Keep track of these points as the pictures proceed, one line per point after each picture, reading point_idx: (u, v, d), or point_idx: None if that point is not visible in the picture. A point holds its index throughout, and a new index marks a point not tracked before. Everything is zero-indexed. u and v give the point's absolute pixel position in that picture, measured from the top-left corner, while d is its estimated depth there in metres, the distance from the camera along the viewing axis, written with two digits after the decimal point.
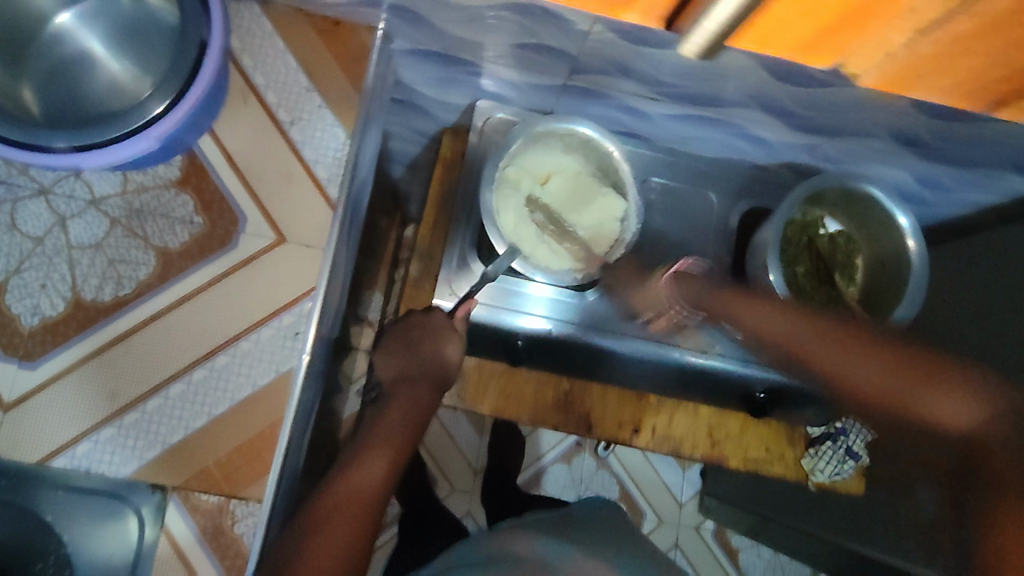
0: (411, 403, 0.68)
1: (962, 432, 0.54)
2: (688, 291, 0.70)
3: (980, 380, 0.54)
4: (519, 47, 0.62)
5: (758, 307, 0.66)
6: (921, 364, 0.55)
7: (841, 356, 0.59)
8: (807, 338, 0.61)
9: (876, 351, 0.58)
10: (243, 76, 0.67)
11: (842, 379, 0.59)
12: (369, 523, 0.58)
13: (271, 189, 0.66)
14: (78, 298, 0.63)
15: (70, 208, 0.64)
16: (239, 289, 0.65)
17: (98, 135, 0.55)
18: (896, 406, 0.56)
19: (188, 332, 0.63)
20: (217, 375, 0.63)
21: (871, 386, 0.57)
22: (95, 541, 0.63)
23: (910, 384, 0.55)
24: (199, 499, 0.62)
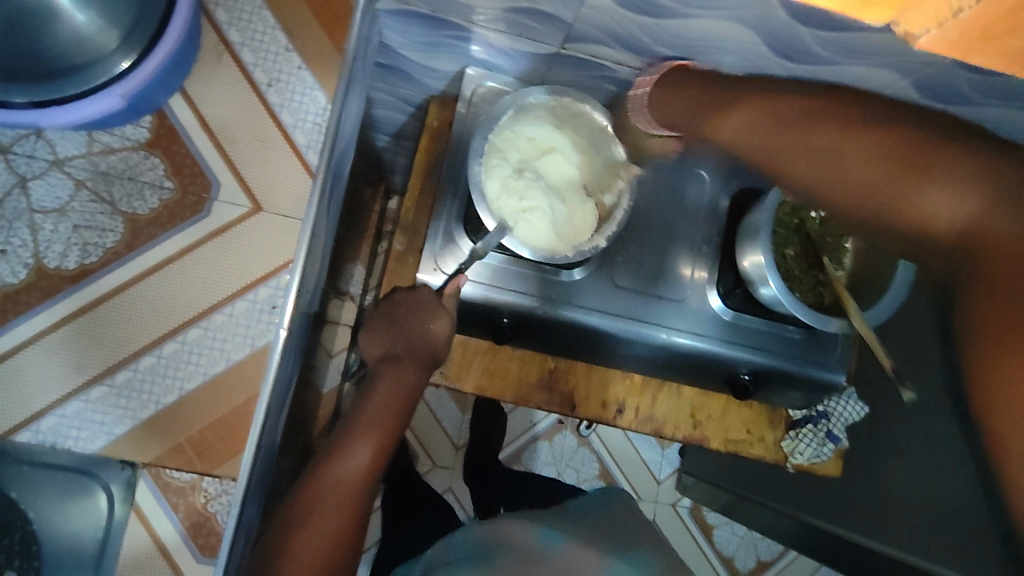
0: (396, 384, 0.66)
1: (961, 234, 0.46)
2: (659, 93, 0.64)
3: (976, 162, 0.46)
4: (511, 11, 0.59)
5: (733, 116, 0.57)
6: (901, 132, 0.49)
7: (754, 136, 0.56)
8: (710, 108, 0.58)
9: (854, 136, 0.50)
10: (234, 52, 0.77)
11: (730, 134, 0.57)
12: (355, 511, 0.61)
13: (248, 156, 0.77)
14: (41, 265, 0.74)
15: (32, 168, 0.75)
16: (217, 253, 0.77)
17: (58, 86, 0.59)
18: (782, 167, 0.55)
19: (170, 297, 0.76)
20: (195, 343, 0.76)
21: (761, 138, 0.55)
22: (61, 516, 0.75)
23: (873, 136, 0.50)
24: (172, 477, 0.77)
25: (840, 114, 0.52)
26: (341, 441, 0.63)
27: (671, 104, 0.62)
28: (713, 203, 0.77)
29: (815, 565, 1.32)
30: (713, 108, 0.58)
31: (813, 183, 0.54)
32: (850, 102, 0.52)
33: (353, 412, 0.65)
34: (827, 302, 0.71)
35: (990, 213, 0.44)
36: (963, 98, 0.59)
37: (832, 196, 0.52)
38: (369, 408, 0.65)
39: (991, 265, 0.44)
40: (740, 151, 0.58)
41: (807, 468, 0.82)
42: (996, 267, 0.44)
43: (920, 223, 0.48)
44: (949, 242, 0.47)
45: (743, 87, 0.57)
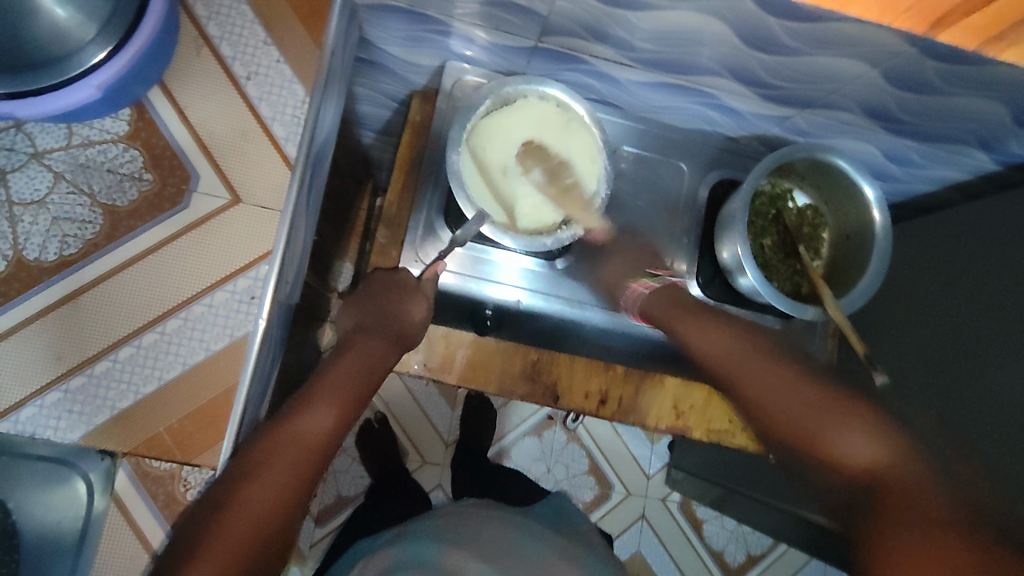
0: (363, 354, 0.63)
1: (863, 471, 0.52)
2: (658, 305, 0.72)
3: (876, 413, 0.55)
4: (487, 5, 0.60)
5: (713, 331, 0.67)
6: (844, 408, 0.55)
7: (728, 354, 0.65)
8: (696, 324, 0.67)
9: (802, 391, 0.58)
10: (195, 24, 0.60)
11: (699, 344, 0.67)
12: (309, 473, 0.53)
13: (221, 141, 0.59)
14: (20, 258, 0.56)
15: (10, 161, 0.57)
16: (160, 260, 0.57)
17: (31, 77, 0.51)
18: (742, 380, 0.62)
19: (85, 318, 0.56)
20: (115, 368, 0.56)
21: (723, 354, 0.65)
22: (45, 506, 0.57)
23: (826, 411, 0.56)
24: (151, 466, 0.57)
25: (773, 368, 0.61)
26: (302, 402, 0.57)
27: (677, 296, 0.71)
28: (691, 192, 0.80)
29: (803, 559, 1.32)
30: (724, 361, 0.64)
31: (806, 443, 0.56)
32: (780, 356, 0.63)
33: (316, 378, 0.60)
34: (804, 291, 0.72)
35: (903, 455, 0.50)
36: (932, 87, 0.60)
37: (768, 424, 0.60)
38: (331, 374, 0.60)
39: (888, 505, 0.48)
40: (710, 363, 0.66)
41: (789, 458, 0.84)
42: (901, 509, 0.47)
43: (828, 459, 0.54)
44: (853, 469, 0.52)
45: (708, 311, 0.69)
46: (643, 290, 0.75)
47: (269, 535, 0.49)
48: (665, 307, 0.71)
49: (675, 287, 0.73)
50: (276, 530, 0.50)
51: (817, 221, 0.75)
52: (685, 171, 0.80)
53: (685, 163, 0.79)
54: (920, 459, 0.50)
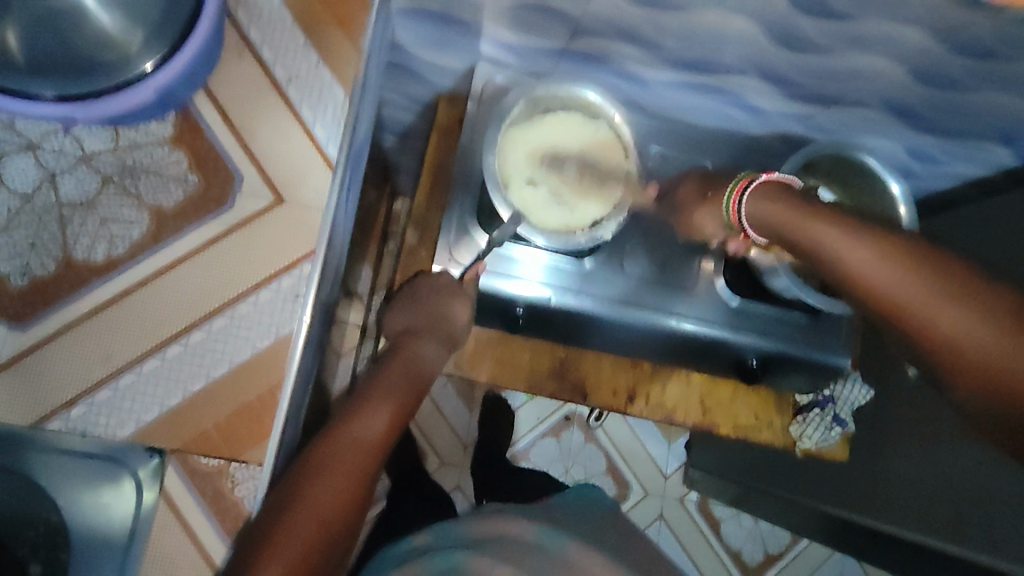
0: (412, 358, 0.70)
1: (965, 352, 0.47)
2: (772, 204, 0.58)
3: (993, 288, 0.48)
4: (521, 7, 0.61)
5: (834, 226, 0.52)
6: (964, 286, 0.48)
7: (812, 233, 0.53)
8: (784, 216, 0.56)
9: (902, 251, 0.50)
10: (239, 31, 0.62)
11: (818, 243, 0.53)
12: (366, 474, 0.58)
13: (269, 151, 0.62)
14: (69, 259, 0.60)
15: (60, 163, 0.60)
16: (219, 265, 0.61)
17: (90, 82, 0.55)
18: (802, 248, 0.54)
19: (150, 317, 0.60)
20: (181, 359, 0.60)
21: (805, 220, 0.54)
22: (87, 506, 0.61)
23: (943, 291, 0.48)
24: (199, 463, 0.61)
25: (878, 234, 0.52)
26: (356, 408, 0.62)
27: (786, 198, 0.57)
28: None
29: (821, 558, 1.33)
30: (800, 227, 0.54)
31: (915, 334, 0.50)
32: (838, 211, 0.53)
33: (370, 383, 0.66)
34: None
35: (1015, 334, 0.46)
36: (959, 83, 0.61)
37: (857, 288, 0.52)
38: (386, 381, 0.66)
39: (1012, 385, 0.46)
40: (823, 268, 0.54)
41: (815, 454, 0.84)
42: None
43: (926, 331, 0.49)
44: (959, 347, 0.48)
45: (827, 203, 0.55)
46: (741, 206, 0.60)
47: (330, 534, 0.54)
48: (784, 208, 0.56)
49: (789, 183, 0.59)
50: (336, 529, 0.54)
51: None
52: (710, 170, 0.80)
53: (709, 161, 0.80)
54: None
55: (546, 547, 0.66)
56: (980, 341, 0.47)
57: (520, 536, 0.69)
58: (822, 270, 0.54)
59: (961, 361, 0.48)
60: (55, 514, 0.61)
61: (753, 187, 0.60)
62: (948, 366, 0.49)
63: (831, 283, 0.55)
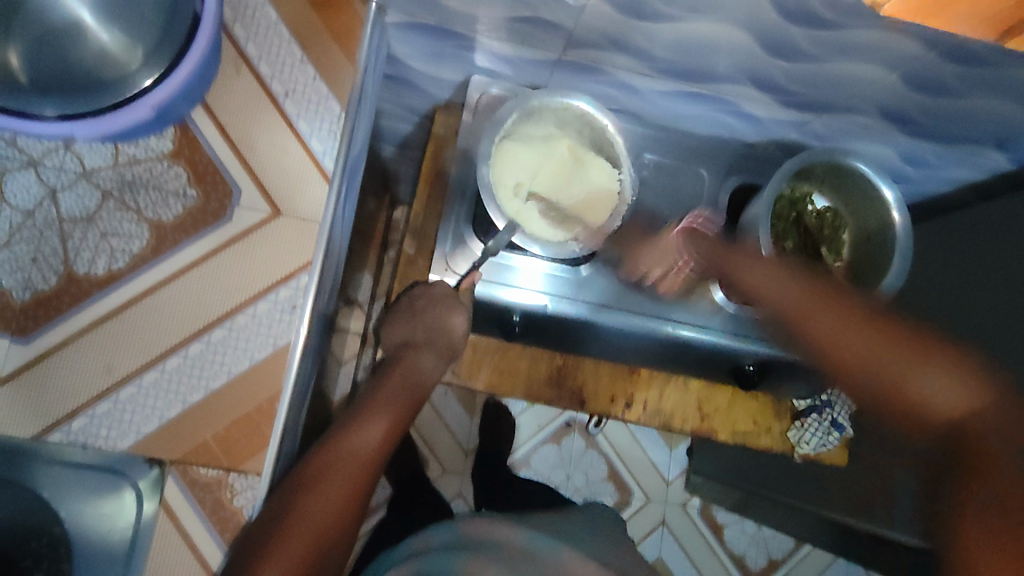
0: (408, 371, 0.71)
1: (953, 416, 0.51)
2: (698, 245, 0.71)
3: (965, 351, 0.53)
4: (514, 20, 0.62)
5: (790, 280, 0.61)
6: (920, 342, 0.54)
7: (767, 281, 0.62)
8: (758, 273, 0.62)
9: (874, 333, 0.55)
10: (236, 47, 0.62)
11: (748, 280, 0.63)
12: (361, 485, 0.58)
13: (265, 164, 0.61)
14: (70, 271, 0.58)
15: (60, 179, 0.58)
16: (212, 276, 0.59)
17: (92, 102, 0.53)
18: (807, 318, 0.59)
19: (145, 333, 0.58)
20: (170, 375, 0.58)
21: (796, 301, 0.60)
22: (92, 510, 0.59)
23: (909, 362, 0.53)
24: (198, 473, 0.59)
25: (890, 331, 0.55)
26: (354, 420, 0.63)
27: (698, 242, 0.71)
28: (712, 198, 0.80)
29: (825, 561, 1.32)
30: (752, 280, 0.62)
31: (879, 382, 0.55)
32: (841, 297, 0.59)
33: (367, 397, 0.67)
34: None
35: (987, 395, 0.50)
36: (949, 89, 0.61)
37: (843, 368, 0.57)
38: (382, 395, 0.67)
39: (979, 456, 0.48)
40: (759, 301, 0.63)
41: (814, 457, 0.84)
42: (987, 474, 0.47)
43: (917, 402, 0.53)
44: (943, 415, 0.52)
45: (775, 259, 0.64)
46: (682, 247, 0.72)
47: (325, 546, 0.54)
48: (707, 250, 0.70)
49: (700, 228, 0.72)
50: (330, 543, 0.54)
51: (838, 223, 0.76)
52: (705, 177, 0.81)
53: (704, 169, 0.81)
54: None
55: (543, 553, 0.67)
56: (969, 407, 0.51)
57: (518, 543, 0.69)
58: (754, 299, 0.63)
59: (949, 435, 0.51)
60: (58, 525, 0.59)
61: (683, 231, 0.72)
62: (952, 438, 0.51)
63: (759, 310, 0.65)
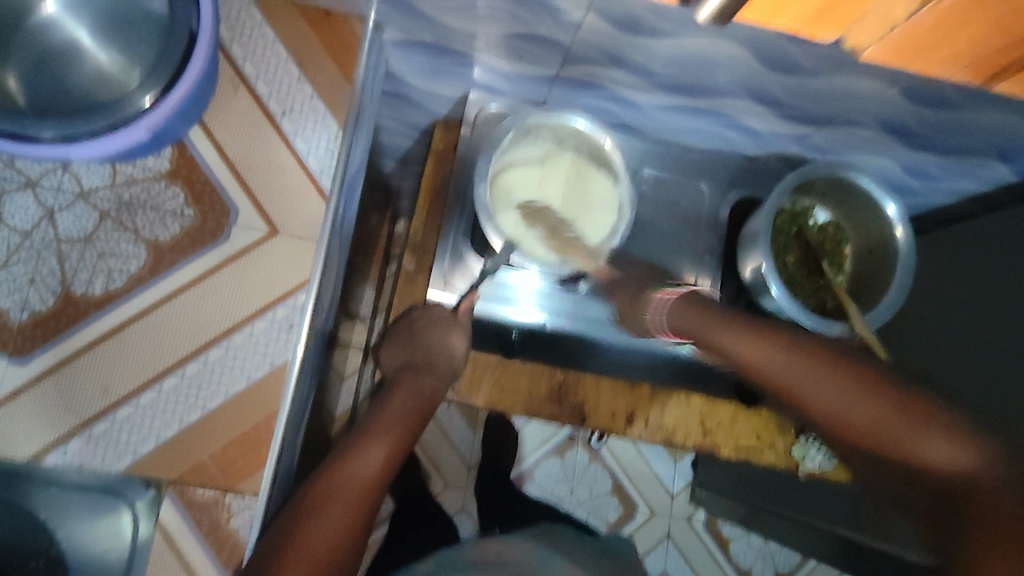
0: (413, 392, 0.71)
1: (946, 480, 0.50)
2: (690, 319, 0.67)
3: (963, 422, 0.50)
4: (511, 37, 0.62)
5: (779, 352, 0.58)
6: (892, 393, 0.52)
7: (789, 368, 0.57)
8: (742, 346, 0.61)
9: (848, 380, 0.54)
10: (233, 67, 0.62)
11: (735, 353, 0.61)
12: (361, 510, 0.59)
13: (263, 184, 0.62)
14: (68, 292, 0.58)
15: (58, 201, 0.59)
16: (208, 296, 0.59)
17: (87, 123, 0.52)
18: (794, 398, 0.57)
19: (141, 352, 0.58)
20: (166, 396, 0.58)
21: (786, 375, 0.57)
22: (89, 536, 0.59)
23: (894, 413, 0.52)
24: (196, 493, 0.59)
25: (890, 401, 0.52)
26: (355, 445, 0.63)
27: (708, 315, 0.65)
28: (712, 211, 0.80)
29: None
30: (756, 365, 0.59)
31: (891, 458, 0.52)
32: (844, 359, 0.55)
33: (370, 420, 0.67)
34: (829, 307, 0.72)
35: (988, 464, 0.48)
36: (951, 103, 0.61)
37: (811, 410, 0.56)
38: (385, 418, 0.67)
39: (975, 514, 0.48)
40: (744, 368, 0.61)
41: (816, 473, 0.84)
42: (995, 529, 0.47)
43: (912, 463, 0.51)
44: (940, 479, 0.50)
45: (744, 322, 0.62)
46: (663, 314, 0.70)
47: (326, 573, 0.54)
48: (697, 321, 0.66)
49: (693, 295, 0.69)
50: (330, 570, 0.54)
51: (839, 237, 0.75)
52: (706, 191, 0.81)
53: (705, 183, 0.81)
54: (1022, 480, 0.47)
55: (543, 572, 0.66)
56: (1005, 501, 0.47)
57: (518, 562, 0.68)
58: (769, 381, 0.59)
59: (947, 490, 0.50)
60: (55, 547, 0.59)
61: (676, 298, 0.70)
62: (949, 496, 0.50)
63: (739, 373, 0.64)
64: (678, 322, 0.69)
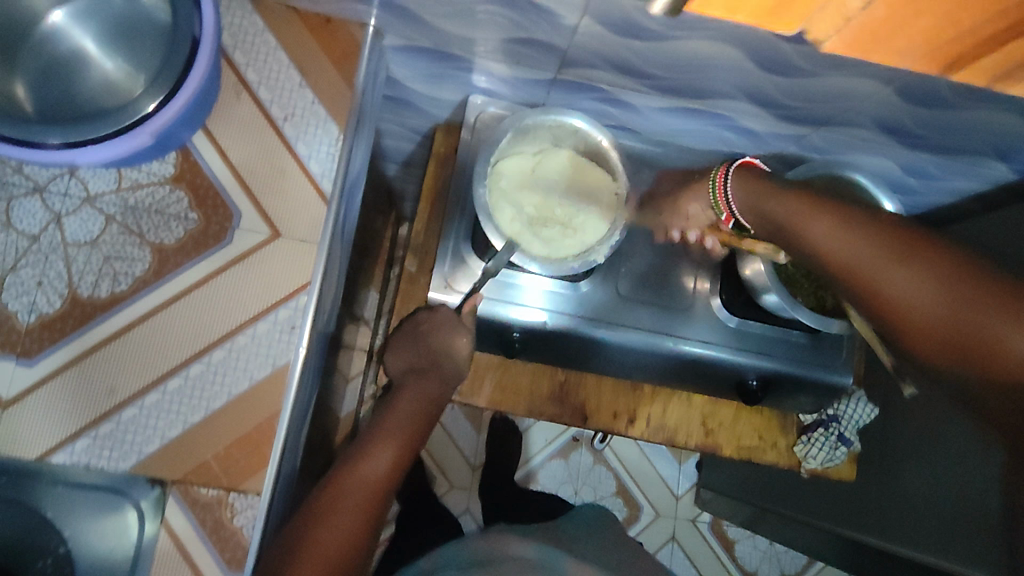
0: (421, 395, 0.71)
1: (940, 328, 0.47)
2: (743, 191, 0.64)
3: (987, 270, 0.46)
4: (509, 41, 0.63)
5: (822, 220, 0.55)
6: (925, 246, 0.49)
7: (849, 238, 0.52)
8: (795, 214, 0.57)
9: (880, 232, 0.51)
10: (236, 73, 0.63)
11: (813, 241, 0.55)
12: (370, 513, 0.60)
13: (266, 188, 0.63)
14: (74, 294, 0.59)
15: (65, 206, 0.60)
16: (212, 298, 0.60)
17: (91, 128, 0.53)
18: (861, 279, 0.51)
19: (146, 354, 0.59)
20: (171, 396, 0.58)
21: (837, 254, 0.53)
22: (96, 534, 0.60)
23: (981, 306, 0.45)
24: (199, 493, 0.58)
25: (899, 243, 0.50)
26: (363, 447, 0.65)
27: (759, 184, 0.63)
28: None
29: None
30: (789, 218, 0.57)
31: (869, 297, 0.51)
32: (935, 238, 0.49)
33: (377, 421, 0.69)
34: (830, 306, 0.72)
35: (987, 292, 0.45)
36: (946, 102, 0.61)
37: (829, 259, 0.53)
38: (393, 419, 0.68)
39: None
40: (809, 257, 0.56)
41: (822, 472, 0.83)
42: (1000, 355, 0.44)
43: (888, 309, 0.50)
44: (924, 319, 0.48)
45: (801, 188, 0.59)
46: (730, 194, 0.66)
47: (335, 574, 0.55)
48: (758, 186, 0.63)
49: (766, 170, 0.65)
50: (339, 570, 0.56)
51: None
52: None
53: None
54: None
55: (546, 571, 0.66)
56: (993, 332, 0.44)
57: (521, 561, 0.69)
58: (817, 260, 0.55)
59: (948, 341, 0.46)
60: (63, 546, 0.60)
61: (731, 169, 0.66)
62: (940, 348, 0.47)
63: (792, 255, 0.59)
64: (741, 199, 0.65)
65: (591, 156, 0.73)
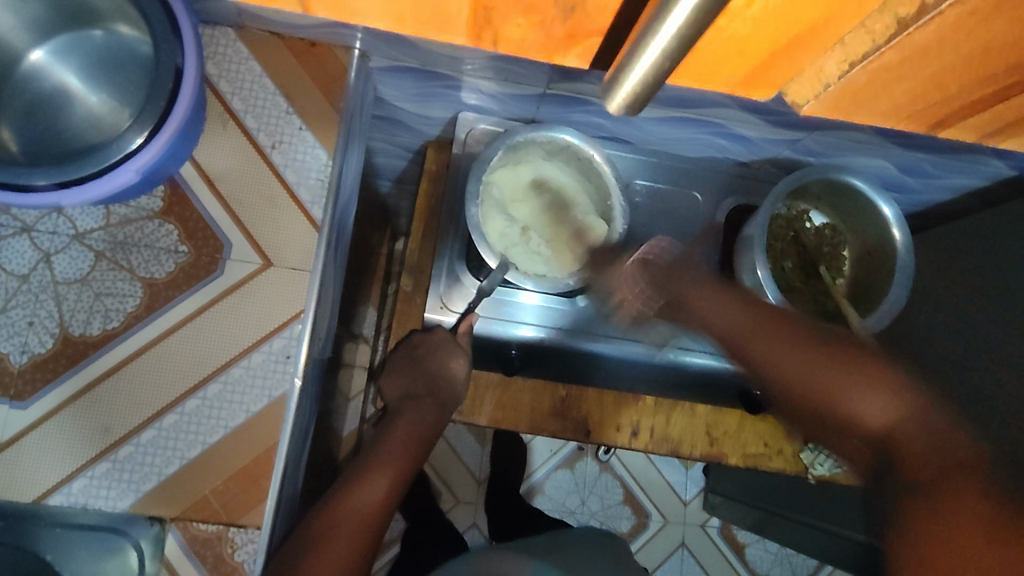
0: (414, 421, 0.70)
1: (881, 434, 0.52)
2: (649, 275, 0.70)
3: (894, 374, 0.53)
4: (496, 60, 0.62)
5: (719, 298, 0.66)
6: (839, 346, 0.57)
7: (724, 318, 0.65)
8: (699, 292, 0.67)
9: (750, 312, 0.63)
10: (221, 102, 0.63)
11: (702, 314, 0.66)
12: (364, 546, 0.59)
13: (256, 216, 0.62)
14: (66, 334, 0.58)
15: (54, 244, 0.59)
16: (204, 331, 0.60)
17: (77, 167, 0.52)
18: (746, 348, 0.63)
19: (142, 392, 0.58)
20: (166, 432, 0.58)
21: (729, 322, 0.64)
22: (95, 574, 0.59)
23: (802, 350, 0.59)
24: (198, 529, 0.58)
25: (771, 323, 0.62)
26: (357, 475, 0.64)
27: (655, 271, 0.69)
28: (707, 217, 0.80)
29: None
30: (690, 296, 0.67)
31: (825, 407, 0.56)
32: (790, 317, 0.62)
33: (373, 447, 0.68)
34: (829, 309, 0.72)
35: (931, 416, 0.50)
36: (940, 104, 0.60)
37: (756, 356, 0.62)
38: (387, 446, 0.67)
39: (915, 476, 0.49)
40: (706, 325, 0.66)
41: (828, 478, 0.82)
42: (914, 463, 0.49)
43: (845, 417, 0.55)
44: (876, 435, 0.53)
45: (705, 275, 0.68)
46: (635, 272, 0.70)
47: None
48: (660, 271, 0.69)
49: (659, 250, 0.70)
50: None
51: (836, 240, 0.76)
52: (699, 199, 0.81)
53: (699, 191, 0.81)
54: (945, 431, 0.49)
55: None
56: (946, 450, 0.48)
57: None
58: (705, 327, 0.67)
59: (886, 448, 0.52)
60: None
61: (652, 246, 0.71)
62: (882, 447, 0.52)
63: (708, 339, 0.68)
64: (654, 287, 0.70)
65: (584, 173, 0.72)
